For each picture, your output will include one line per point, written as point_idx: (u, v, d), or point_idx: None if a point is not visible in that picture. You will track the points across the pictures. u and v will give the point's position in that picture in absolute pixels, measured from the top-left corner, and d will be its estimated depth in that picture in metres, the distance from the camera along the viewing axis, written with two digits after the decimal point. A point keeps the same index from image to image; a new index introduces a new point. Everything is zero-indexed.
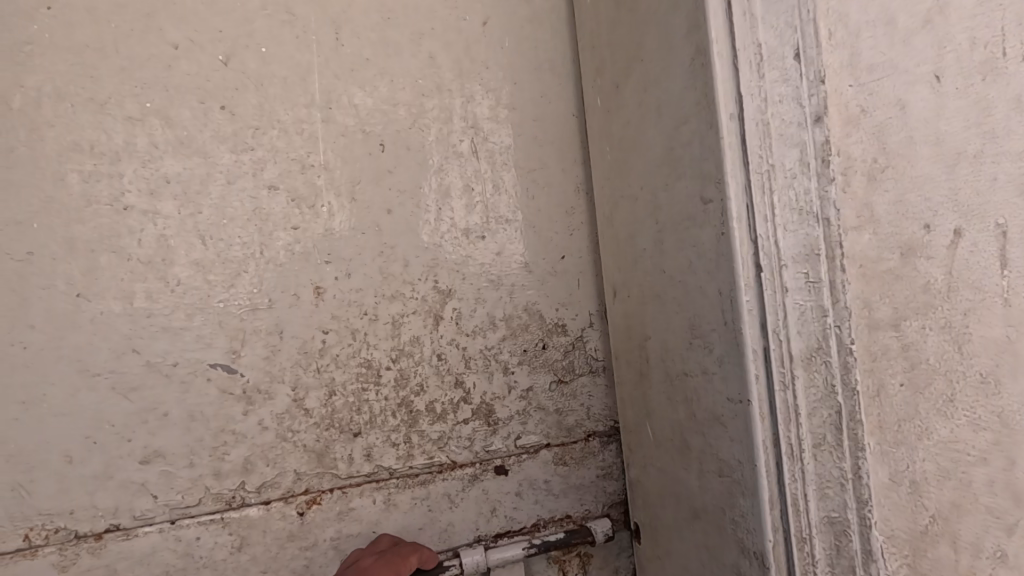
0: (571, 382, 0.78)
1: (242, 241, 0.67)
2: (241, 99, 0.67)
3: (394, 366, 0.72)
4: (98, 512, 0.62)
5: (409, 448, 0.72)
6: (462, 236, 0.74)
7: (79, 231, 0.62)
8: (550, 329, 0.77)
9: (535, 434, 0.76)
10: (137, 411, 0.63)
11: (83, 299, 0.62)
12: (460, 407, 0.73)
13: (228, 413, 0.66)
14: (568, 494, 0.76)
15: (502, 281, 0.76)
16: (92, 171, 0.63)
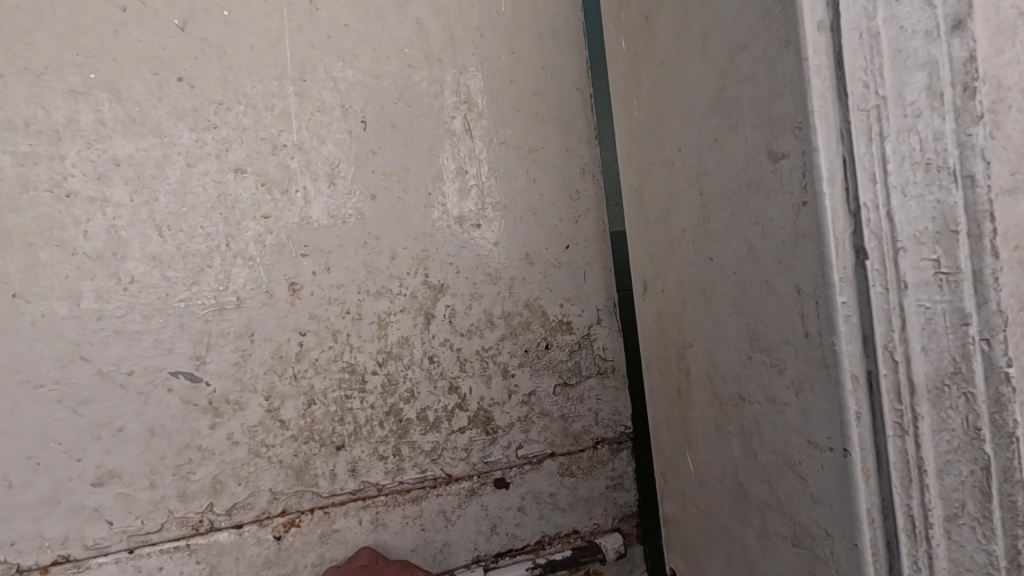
0: (578, 385, 0.70)
1: (205, 231, 0.59)
2: (202, 70, 0.59)
3: (381, 371, 0.64)
4: (45, 542, 0.54)
5: (399, 461, 0.64)
6: (455, 225, 0.67)
7: (15, 222, 0.54)
8: (554, 327, 0.70)
9: (538, 443, 0.69)
10: (86, 428, 0.55)
11: (22, 300, 0.54)
12: (455, 414, 0.66)
13: (194, 428, 0.58)
14: (575, 508, 0.70)
15: (501, 274, 0.68)
16: (28, 152, 0.54)
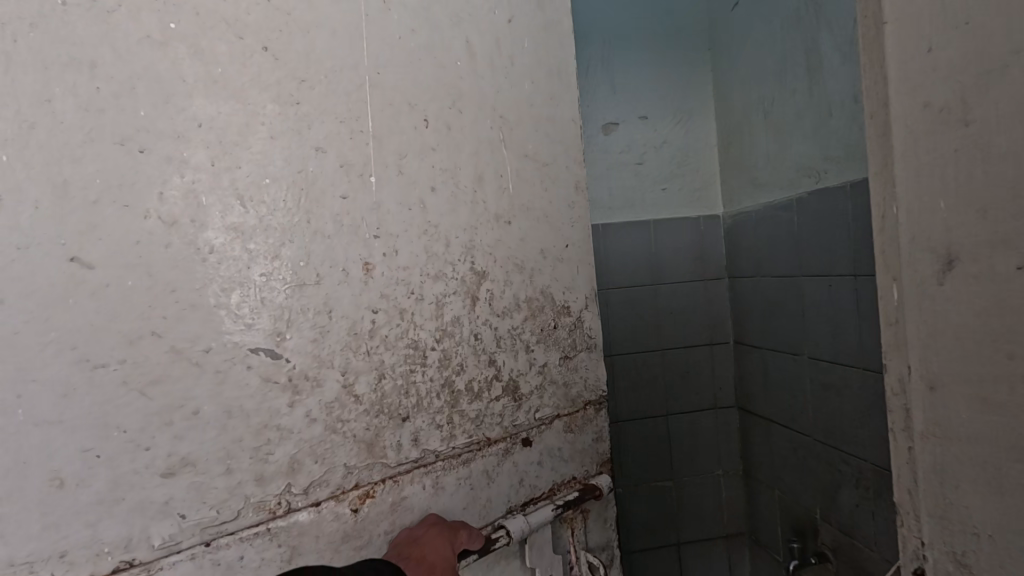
0: (574, 358, 0.91)
1: (287, 204, 0.59)
2: (287, 43, 0.60)
3: (438, 346, 0.73)
4: (104, 548, 0.47)
5: (452, 428, 0.74)
6: (492, 224, 0.80)
7: (72, 171, 0.46)
8: (559, 310, 0.89)
9: (549, 406, 0.87)
10: (157, 411, 0.50)
11: (79, 265, 0.46)
12: (492, 384, 0.79)
13: (273, 406, 0.57)
14: (573, 458, 0.91)
15: (524, 265, 0.83)
16: (93, 97, 0.48)
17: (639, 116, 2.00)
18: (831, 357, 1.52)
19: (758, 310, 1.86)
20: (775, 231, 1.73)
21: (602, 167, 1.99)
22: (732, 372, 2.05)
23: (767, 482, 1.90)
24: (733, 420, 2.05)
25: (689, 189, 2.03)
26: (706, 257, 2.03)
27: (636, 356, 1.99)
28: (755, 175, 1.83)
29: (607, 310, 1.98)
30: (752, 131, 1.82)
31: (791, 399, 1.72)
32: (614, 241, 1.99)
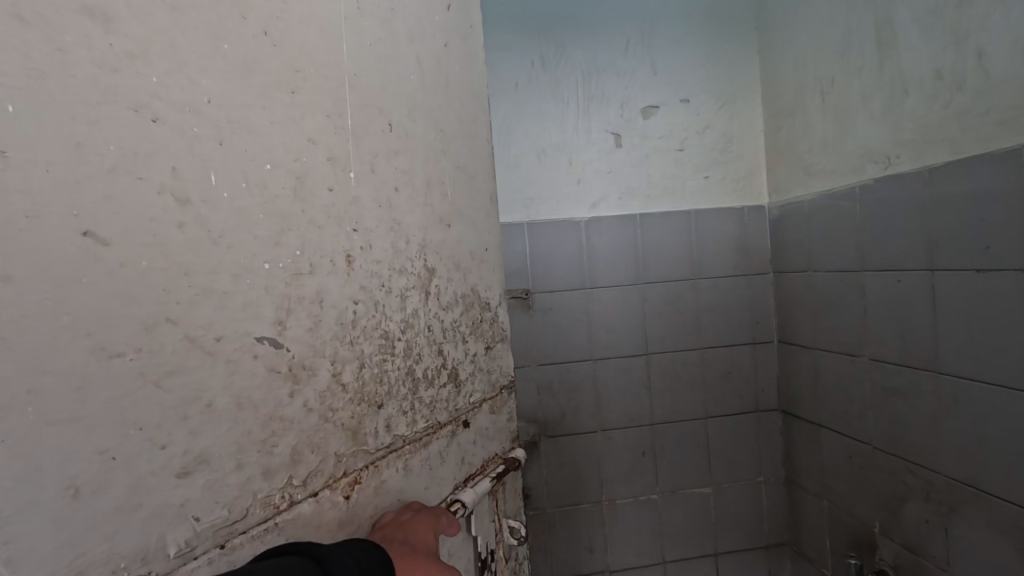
0: (492, 349, 0.98)
1: (285, 193, 0.56)
2: (286, 30, 0.58)
3: (403, 337, 0.73)
4: (120, 565, 0.40)
5: (414, 415, 0.75)
6: (439, 223, 0.84)
7: (89, 135, 0.40)
8: (481, 307, 0.95)
9: (479, 391, 0.93)
10: (174, 406, 0.44)
11: (96, 242, 0.40)
12: (441, 371, 0.82)
13: (277, 396, 0.54)
14: (494, 437, 0.98)
15: (459, 265, 0.89)
16: (111, 54, 0.41)
17: (679, 99, 1.88)
18: (898, 358, 1.40)
19: (809, 307, 1.74)
20: (833, 221, 1.59)
21: (643, 153, 1.86)
22: (775, 372, 1.94)
23: (814, 490, 1.78)
24: (775, 423, 1.94)
25: (731, 178, 1.91)
26: (750, 250, 1.91)
27: (675, 354, 1.88)
28: (807, 163, 1.70)
29: (647, 306, 1.86)
30: (806, 115, 1.68)
31: (845, 402, 1.61)
32: (654, 233, 1.87)
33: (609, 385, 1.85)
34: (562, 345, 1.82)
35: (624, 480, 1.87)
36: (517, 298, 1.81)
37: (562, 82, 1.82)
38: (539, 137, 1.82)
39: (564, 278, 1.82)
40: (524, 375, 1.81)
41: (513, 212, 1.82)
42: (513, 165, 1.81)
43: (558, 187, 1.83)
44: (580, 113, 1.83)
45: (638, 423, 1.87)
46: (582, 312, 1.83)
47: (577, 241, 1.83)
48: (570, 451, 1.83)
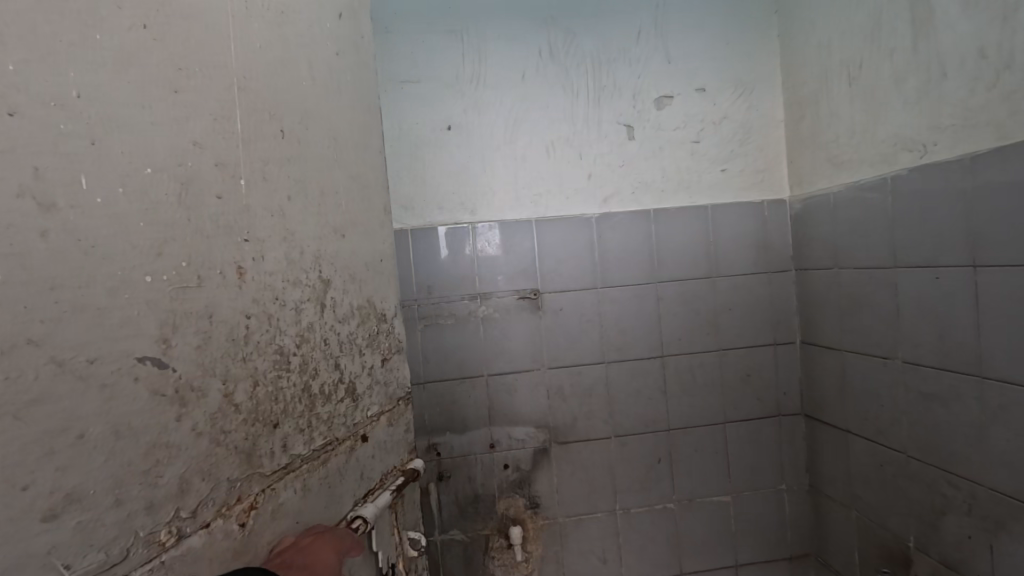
0: (389, 359, 1.04)
1: (169, 200, 0.57)
2: (169, 32, 0.59)
3: (298, 352, 0.76)
4: None
5: (312, 431, 0.78)
6: (334, 235, 0.87)
7: None
8: (378, 318, 1.01)
9: (376, 403, 0.98)
10: (38, 438, 0.43)
11: None
12: (338, 386, 0.86)
13: (162, 421, 0.54)
14: (392, 450, 1.02)
15: (354, 275, 0.93)
16: None
17: (694, 88, 1.78)
18: (935, 362, 1.30)
19: (834, 305, 1.64)
20: (861, 214, 1.49)
21: (657, 145, 1.77)
22: (798, 374, 1.83)
23: (841, 500, 1.68)
24: (798, 427, 1.83)
25: (751, 170, 1.81)
26: (770, 246, 1.81)
27: (691, 356, 1.79)
28: (832, 153, 1.59)
29: (662, 305, 1.78)
30: (832, 101, 1.58)
31: (876, 407, 1.50)
32: (669, 229, 1.78)
33: (622, 388, 1.77)
34: (572, 347, 1.75)
35: (637, 488, 1.78)
36: (526, 297, 1.73)
37: (571, 73, 1.74)
38: (547, 130, 1.74)
39: (574, 277, 1.74)
40: (532, 378, 1.73)
41: (521, 208, 1.74)
42: (520, 159, 1.73)
43: (568, 182, 1.75)
44: (590, 104, 1.75)
45: (652, 428, 1.78)
46: (594, 312, 1.75)
47: (588, 238, 1.74)
48: (581, 458, 1.76)
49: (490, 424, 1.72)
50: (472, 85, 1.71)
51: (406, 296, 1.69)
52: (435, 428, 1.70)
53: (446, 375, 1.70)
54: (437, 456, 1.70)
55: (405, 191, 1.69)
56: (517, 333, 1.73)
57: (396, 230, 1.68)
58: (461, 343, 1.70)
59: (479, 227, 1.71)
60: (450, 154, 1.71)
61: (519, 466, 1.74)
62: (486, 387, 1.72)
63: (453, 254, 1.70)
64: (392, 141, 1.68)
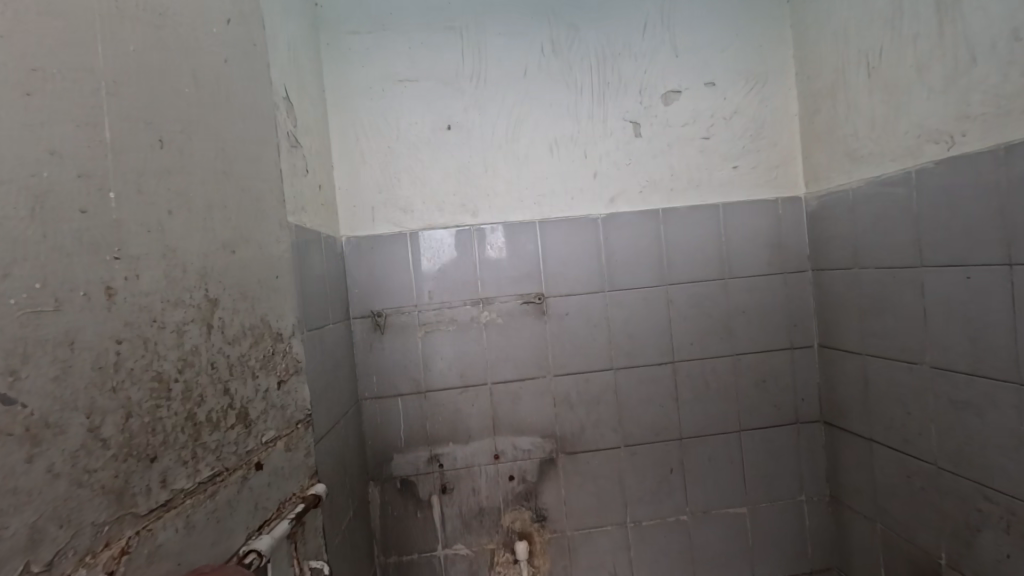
0: (289, 380, 1.01)
1: (19, 214, 0.51)
2: (48, 44, 0.56)
3: (180, 378, 0.71)
4: None
5: (196, 463, 0.72)
6: (222, 253, 0.82)
7: None
8: (275, 338, 0.96)
9: (273, 428, 0.93)
10: None
11: None
12: (227, 414, 0.80)
13: (11, 461, 0.48)
14: (292, 476, 0.97)
15: (248, 295, 0.88)
16: None
17: (703, 82, 1.71)
18: (967, 367, 1.22)
19: (855, 307, 1.55)
20: (884, 211, 1.41)
21: (665, 142, 1.70)
22: (816, 379, 1.75)
23: (866, 512, 1.59)
24: (817, 435, 1.75)
25: (765, 167, 1.73)
26: (786, 246, 1.73)
27: (704, 361, 1.72)
28: (850, 146, 1.52)
29: (672, 309, 1.71)
30: (847, 92, 1.50)
31: (902, 414, 1.42)
32: (679, 229, 1.70)
33: (631, 395, 1.70)
34: (579, 353, 1.68)
35: (650, 500, 1.71)
36: (530, 302, 1.66)
37: (574, 69, 1.68)
38: (550, 128, 1.68)
39: (580, 280, 1.68)
40: (538, 386, 1.67)
41: (524, 210, 1.67)
42: (523, 159, 1.67)
43: (573, 182, 1.69)
44: (594, 101, 1.69)
45: (663, 437, 1.71)
46: (602, 316, 1.68)
47: (594, 239, 1.68)
48: (590, 469, 1.69)
49: (494, 434, 1.66)
50: (471, 83, 1.65)
51: (406, 302, 1.63)
52: (437, 438, 1.64)
53: (449, 383, 1.64)
54: (440, 468, 1.64)
55: (404, 193, 1.64)
56: (521, 339, 1.66)
57: (395, 233, 1.63)
58: (463, 350, 1.65)
59: (480, 230, 1.65)
60: (450, 154, 1.65)
61: (524, 478, 1.67)
62: (490, 396, 1.65)
63: (454, 258, 1.64)
64: (390, 142, 1.63)
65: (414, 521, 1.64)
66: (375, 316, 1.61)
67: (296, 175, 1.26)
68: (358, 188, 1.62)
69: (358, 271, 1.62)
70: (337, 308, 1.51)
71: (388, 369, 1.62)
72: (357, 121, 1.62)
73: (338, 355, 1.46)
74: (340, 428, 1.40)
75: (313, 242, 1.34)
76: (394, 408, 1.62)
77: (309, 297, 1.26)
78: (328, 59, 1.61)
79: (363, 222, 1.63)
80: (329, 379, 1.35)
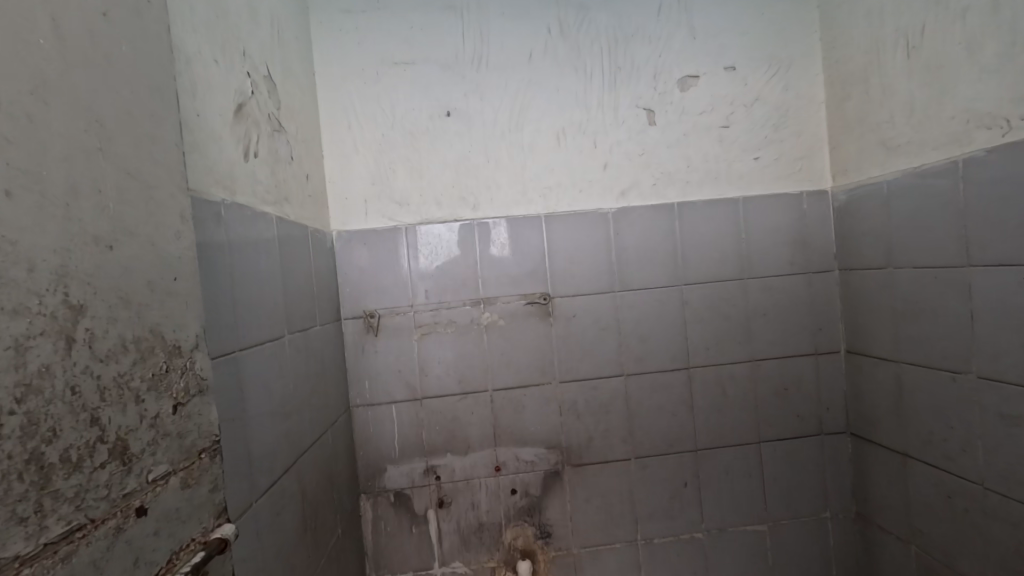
0: (189, 403, 0.57)
1: None
2: None
3: (18, 409, 0.37)
4: None
5: (38, 528, 0.37)
6: (94, 246, 0.45)
7: None
8: (172, 350, 0.55)
9: (162, 464, 0.52)
10: None
11: None
12: (97, 448, 0.43)
13: None
14: (190, 518, 0.56)
15: (129, 286, 0.49)
16: None
17: (723, 67, 1.59)
18: (1019, 379, 1.10)
19: (888, 310, 1.43)
20: (925, 204, 1.28)
21: (680, 132, 1.58)
22: (843, 386, 1.62)
23: (897, 533, 1.47)
24: (842, 446, 1.62)
25: (788, 158, 1.61)
26: (811, 244, 1.61)
27: (722, 367, 1.59)
28: (885, 136, 1.39)
29: (687, 311, 1.58)
30: (882, 77, 1.38)
31: (943, 427, 1.29)
32: (696, 225, 1.58)
33: (643, 403, 1.58)
34: (587, 359, 1.56)
35: (662, 516, 1.59)
36: (535, 303, 1.55)
37: (582, 52, 1.56)
38: (557, 116, 1.56)
39: (589, 280, 1.56)
40: (543, 393, 1.55)
41: (529, 203, 1.55)
42: (527, 149, 1.55)
43: (580, 174, 1.57)
44: (605, 87, 1.57)
45: (678, 448, 1.59)
46: (613, 319, 1.56)
47: (604, 236, 1.56)
48: (598, 483, 1.57)
49: (495, 444, 1.54)
50: (472, 67, 1.53)
51: (401, 302, 1.52)
52: (434, 449, 1.53)
53: (447, 389, 1.53)
54: (437, 481, 1.53)
55: (399, 185, 1.52)
56: (525, 343, 1.55)
57: (390, 229, 1.51)
58: (462, 354, 1.53)
59: (482, 225, 1.54)
60: (449, 144, 1.53)
61: (528, 492, 1.55)
62: (491, 403, 1.54)
63: (453, 255, 1.53)
64: (384, 130, 1.51)
65: (409, 538, 1.53)
66: (367, 317, 1.50)
67: (279, 163, 1.15)
68: (350, 180, 1.51)
69: (350, 269, 1.50)
70: (326, 309, 1.40)
71: (381, 375, 1.51)
72: (349, 108, 1.50)
73: (327, 360, 1.35)
74: (328, 439, 1.29)
75: (299, 237, 1.22)
76: (387, 416, 1.51)
77: (293, 296, 1.15)
78: (318, 41, 1.49)
79: (356, 216, 1.51)
80: (315, 385, 1.23)
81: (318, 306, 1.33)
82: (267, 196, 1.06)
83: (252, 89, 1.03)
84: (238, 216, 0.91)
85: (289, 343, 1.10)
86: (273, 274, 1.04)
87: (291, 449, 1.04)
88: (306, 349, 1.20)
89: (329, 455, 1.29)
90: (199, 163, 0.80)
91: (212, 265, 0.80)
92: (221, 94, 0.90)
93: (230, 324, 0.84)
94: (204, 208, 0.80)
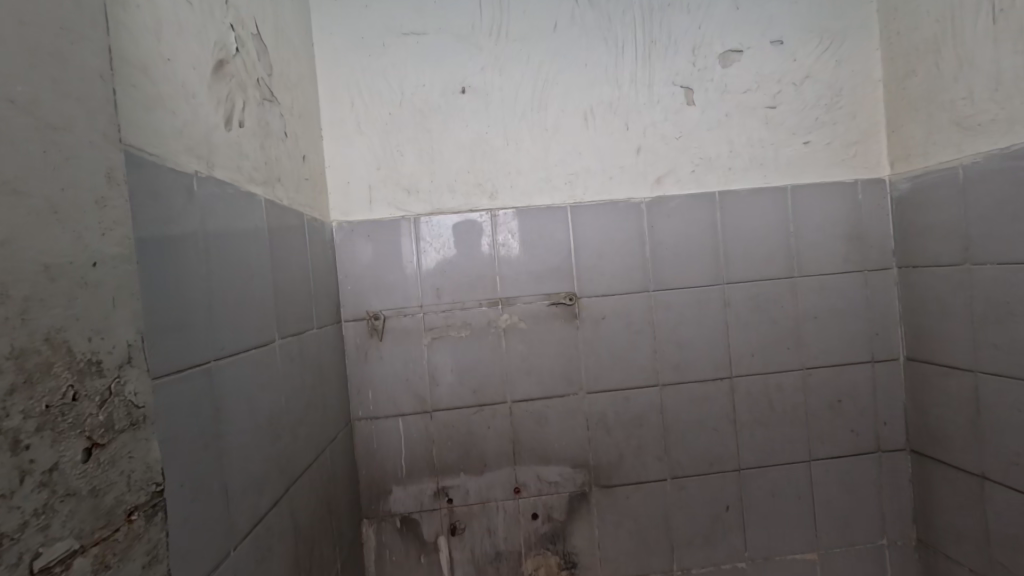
0: (112, 446, 0.39)
1: None
2: None
3: None
4: None
5: None
6: None
7: None
8: (84, 367, 0.37)
9: (63, 544, 0.34)
10: None
11: None
12: None
13: None
14: None
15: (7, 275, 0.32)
16: None
17: (769, 41, 1.42)
18: None
19: (962, 313, 1.26)
20: (1017, 190, 1.11)
21: (722, 112, 1.41)
22: (901, 398, 1.45)
23: (969, 565, 1.30)
24: (901, 465, 1.45)
25: (842, 143, 1.44)
26: (866, 238, 1.44)
27: (768, 376, 1.43)
28: (960, 115, 1.22)
29: (729, 313, 1.42)
30: (957, 47, 1.21)
31: None
32: (739, 217, 1.42)
33: (680, 416, 1.41)
34: (618, 366, 1.39)
35: (701, 544, 1.42)
36: (559, 304, 1.38)
37: (613, 22, 1.40)
38: (584, 94, 1.39)
39: (620, 278, 1.39)
40: (568, 405, 1.38)
41: (553, 192, 1.38)
42: (551, 131, 1.38)
43: (611, 159, 1.40)
44: (638, 62, 1.40)
45: (718, 467, 1.41)
46: (646, 322, 1.39)
47: (637, 229, 1.39)
48: (629, 506, 1.40)
49: (514, 463, 1.37)
50: (491, 39, 1.37)
51: (409, 302, 1.34)
52: (446, 468, 1.35)
53: (460, 400, 1.35)
54: (448, 504, 1.36)
55: (407, 170, 1.35)
56: (549, 349, 1.38)
57: (398, 219, 1.34)
58: (478, 361, 1.36)
59: (500, 216, 1.37)
60: (464, 125, 1.36)
61: (551, 516, 1.38)
62: (510, 417, 1.37)
63: (468, 250, 1.36)
64: (391, 107, 1.34)
65: (417, 568, 1.35)
66: (371, 319, 1.33)
67: (272, 137, 0.98)
68: (353, 164, 1.34)
69: (352, 264, 1.33)
70: (326, 309, 1.23)
71: (387, 384, 1.34)
72: (352, 83, 1.34)
73: (326, 368, 1.18)
74: (327, 460, 1.12)
75: (294, 226, 1.06)
76: (393, 430, 1.34)
77: (287, 295, 0.98)
78: (316, 6, 1.32)
79: (359, 205, 1.34)
80: (312, 399, 1.06)
81: (317, 307, 1.16)
82: (257, 175, 0.89)
83: (238, 45, 0.86)
84: (220, 194, 0.74)
85: (282, 349, 0.93)
86: (263, 267, 0.87)
87: (283, 476, 0.87)
88: (302, 356, 1.03)
89: (327, 479, 1.12)
90: (168, 123, 0.64)
91: (181, 253, 0.63)
92: (199, 43, 0.74)
93: (206, 327, 0.67)
94: (176, 180, 0.63)
